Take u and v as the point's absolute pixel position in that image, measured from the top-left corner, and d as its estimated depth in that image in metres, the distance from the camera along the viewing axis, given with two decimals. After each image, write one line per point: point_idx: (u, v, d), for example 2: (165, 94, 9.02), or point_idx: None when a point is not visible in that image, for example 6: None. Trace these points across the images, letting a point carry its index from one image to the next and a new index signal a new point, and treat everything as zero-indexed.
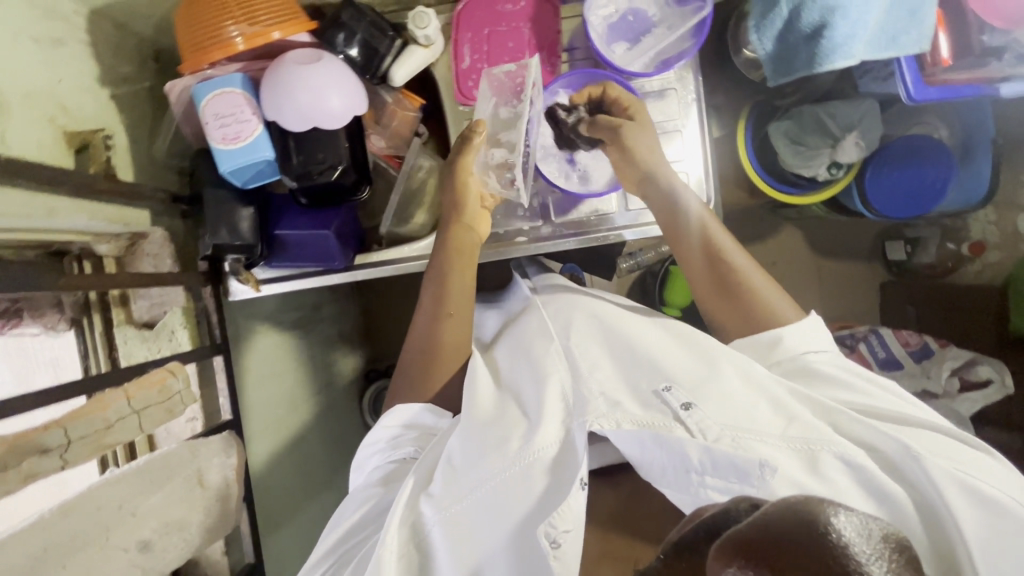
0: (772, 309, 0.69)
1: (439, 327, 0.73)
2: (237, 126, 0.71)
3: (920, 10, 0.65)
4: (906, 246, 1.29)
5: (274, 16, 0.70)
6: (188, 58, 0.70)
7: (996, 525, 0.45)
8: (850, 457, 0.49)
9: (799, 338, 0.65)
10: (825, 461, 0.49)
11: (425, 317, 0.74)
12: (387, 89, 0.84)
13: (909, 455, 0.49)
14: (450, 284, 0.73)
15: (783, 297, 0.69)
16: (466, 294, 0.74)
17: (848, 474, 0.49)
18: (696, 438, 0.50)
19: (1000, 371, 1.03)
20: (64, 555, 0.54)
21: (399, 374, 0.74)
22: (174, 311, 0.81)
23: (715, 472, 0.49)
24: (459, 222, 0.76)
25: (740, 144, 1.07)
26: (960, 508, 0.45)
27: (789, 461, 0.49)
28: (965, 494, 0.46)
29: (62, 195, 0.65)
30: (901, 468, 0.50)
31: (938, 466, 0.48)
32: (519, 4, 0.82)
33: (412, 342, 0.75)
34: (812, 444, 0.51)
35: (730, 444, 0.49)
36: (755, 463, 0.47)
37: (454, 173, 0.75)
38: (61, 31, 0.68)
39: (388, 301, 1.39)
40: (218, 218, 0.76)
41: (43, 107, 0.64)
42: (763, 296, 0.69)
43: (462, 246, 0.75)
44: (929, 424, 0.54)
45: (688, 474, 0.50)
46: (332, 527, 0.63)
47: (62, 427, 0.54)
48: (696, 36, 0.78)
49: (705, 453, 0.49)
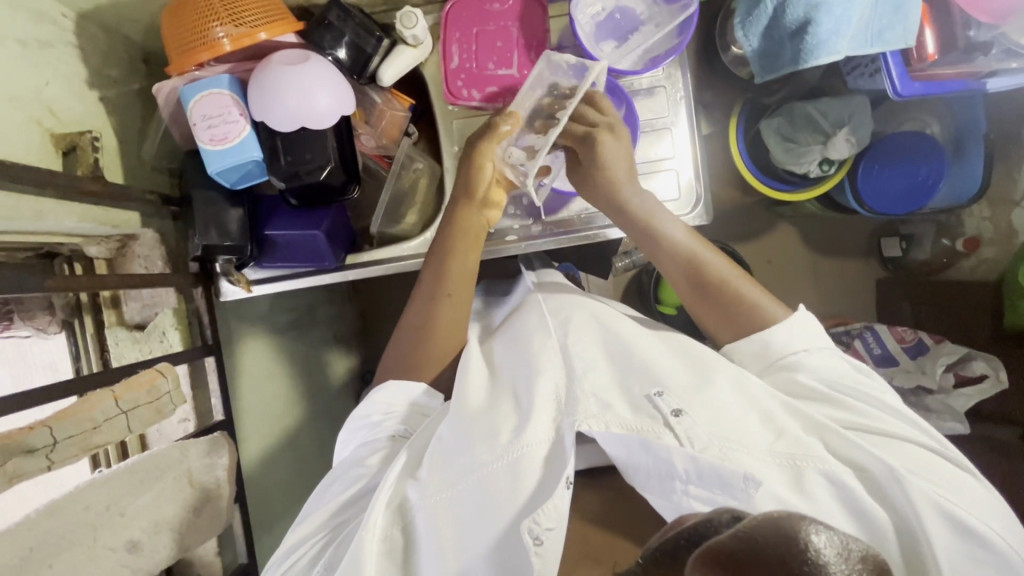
0: (756, 308, 0.67)
1: (438, 307, 0.73)
2: (225, 126, 0.71)
3: (905, 6, 0.65)
4: (901, 242, 1.28)
5: (260, 17, 0.70)
6: (175, 59, 0.71)
7: (969, 551, 0.47)
8: (835, 476, 0.50)
9: (787, 333, 0.63)
10: (809, 479, 0.50)
11: (420, 302, 0.74)
12: (376, 90, 0.84)
13: (893, 477, 0.50)
14: (448, 270, 0.73)
15: (768, 295, 0.68)
16: (467, 278, 0.74)
17: (830, 491, 0.50)
18: (683, 446, 0.50)
19: (994, 367, 1.03)
20: (50, 554, 0.55)
21: (388, 356, 0.74)
22: (165, 312, 0.82)
23: (700, 482, 0.49)
24: (470, 202, 0.75)
25: (732, 141, 1.07)
26: (936, 534, 0.47)
27: (773, 474, 0.50)
28: (942, 519, 0.48)
29: (48, 197, 0.64)
30: (883, 487, 0.51)
31: (919, 490, 0.49)
32: (507, 3, 0.82)
33: (404, 324, 0.75)
34: (798, 460, 0.52)
35: (717, 455, 0.50)
36: (740, 476, 0.48)
37: (472, 155, 0.73)
38: (48, 34, 0.68)
39: (384, 302, 1.40)
40: (207, 220, 0.76)
41: (30, 110, 0.65)
42: (745, 295, 0.67)
43: (470, 228, 0.75)
44: (917, 442, 0.54)
45: (672, 482, 0.50)
46: (317, 503, 0.63)
47: (48, 427, 0.54)
48: (683, 33, 0.77)
49: (691, 463, 0.49)
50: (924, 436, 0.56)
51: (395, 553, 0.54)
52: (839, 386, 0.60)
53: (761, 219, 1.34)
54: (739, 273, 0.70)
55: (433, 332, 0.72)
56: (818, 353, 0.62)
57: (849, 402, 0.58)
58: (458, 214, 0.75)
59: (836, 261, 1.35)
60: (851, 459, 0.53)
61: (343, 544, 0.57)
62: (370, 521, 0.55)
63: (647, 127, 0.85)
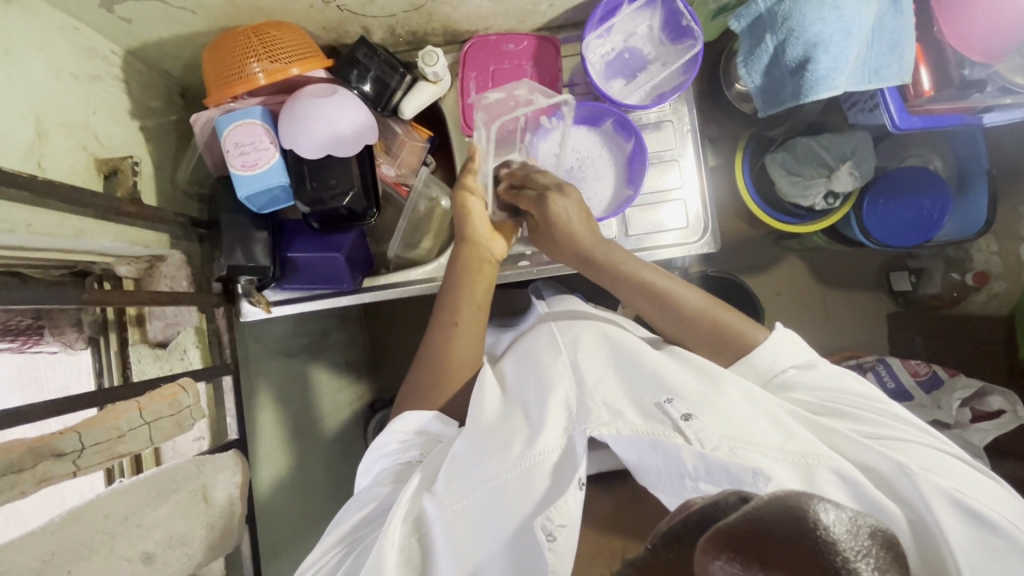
0: (734, 329, 0.70)
1: (454, 338, 0.74)
2: (256, 154, 0.75)
3: (900, 45, 0.69)
4: (911, 276, 1.28)
5: (292, 54, 0.75)
6: (213, 93, 0.76)
7: (982, 541, 0.46)
8: (847, 474, 0.50)
9: (773, 353, 0.66)
10: (820, 475, 0.50)
11: (436, 334, 0.76)
12: (397, 122, 0.89)
13: (903, 473, 0.51)
14: (460, 302, 0.75)
15: (741, 316, 0.71)
16: (478, 310, 0.76)
17: (841, 489, 0.49)
18: (692, 444, 0.51)
19: (1013, 402, 1.00)
20: (69, 560, 0.56)
21: (411, 384, 0.75)
22: (188, 331, 0.84)
23: (709, 478, 0.50)
24: (469, 239, 0.78)
25: (738, 174, 1.11)
26: (949, 524, 0.47)
27: (783, 472, 0.50)
28: (957, 512, 0.47)
29: (88, 216, 0.68)
30: (893, 485, 0.51)
31: (931, 483, 0.49)
32: (521, 44, 0.87)
33: (426, 351, 0.76)
34: (809, 458, 0.52)
35: (727, 452, 0.50)
36: (748, 472, 0.48)
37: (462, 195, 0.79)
38: (99, 68, 0.74)
39: (395, 329, 1.43)
40: (233, 241, 0.80)
41: (78, 136, 0.69)
42: (714, 315, 0.71)
43: (473, 262, 0.77)
44: (927, 444, 0.55)
45: (682, 479, 0.51)
46: (338, 522, 0.64)
47: (77, 433, 0.56)
48: (689, 72, 0.81)
49: (701, 460, 0.50)
50: (928, 437, 0.56)
51: (414, 564, 0.54)
52: (834, 399, 0.62)
53: (768, 252, 1.36)
54: (721, 306, 0.72)
55: (451, 353, 0.74)
56: (809, 367, 0.65)
57: (849, 411, 0.60)
58: (460, 250, 0.78)
59: (843, 294, 1.36)
60: (862, 461, 0.54)
61: (361, 555, 0.57)
62: (389, 531, 0.55)
63: (655, 158, 0.88)
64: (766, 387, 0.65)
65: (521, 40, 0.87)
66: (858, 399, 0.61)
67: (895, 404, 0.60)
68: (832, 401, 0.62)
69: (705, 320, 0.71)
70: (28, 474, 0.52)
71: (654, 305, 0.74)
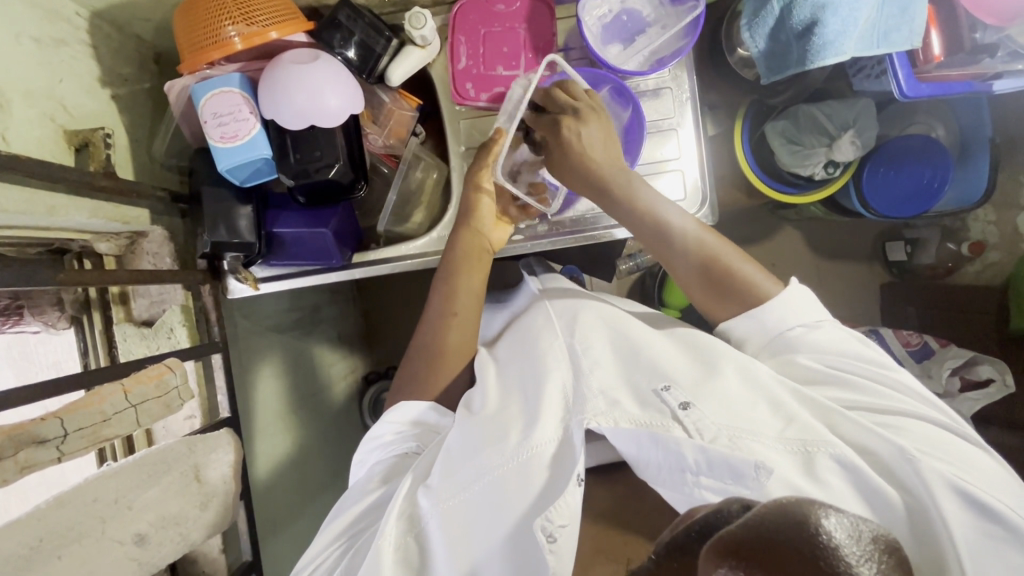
0: (757, 283, 0.68)
1: (445, 326, 0.73)
2: (235, 125, 0.72)
3: (911, 7, 0.66)
4: (906, 246, 1.26)
5: (269, 16, 0.71)
6: (187, 59, 0.72)
7: (981, 529, 0.46)
8: (847, 462, 0.49)
9: (783, 312, 0.64)
10: (821, 463, 0.49)
11: (430, 321, 0.74)
12: (383, 89, 0.85)
13: (904, 458, 0.49)
14: (456, 289, 0.74)
15: (758, 267, 0.69)
16: (475, 298, 0.75)
17: (843, 477, 0.49)
18: (692, 438, 0.50)
19: (1001, 371, 1.01)
20: (58, 546, 0.55)
21: (402, 374, 0.74)
22: (173, 309, 0.80)
23: (711, 473, 0.48)
24: (471, 227, 0.77)
25: (737, 143, 1.08)
26: (950, 510, 0.46)
27: (785, 464, 0.49)
28: (957, 497, 0.46)
29: (59, 190, 0.65)
30: (896, 471, 0.50)
31: (933, 469, 0.48)
32: (513, 6, 0.82)
33: (417, 336, 0.75)
34: (809, 446, 0.51)
35: (727, 444, 0.49)
36: (750, 465, 0.46)
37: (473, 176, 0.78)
38: (64, 32, 0.69)
39: (388, 303, 1.41)
40: (216, 216, 0.77)
41: (44, 106, 0.65)
42: (731, 268, 0.68)
43: (470, 250, 0.76)
44: (931, 420, 0.54)
45: (683, 473, 0.49)
46: (333, 517, 0.63)
47: (59, 419, 0.54)
48: (690, 34, 0.78)
49: (702, 454, 0.49)
50: (929, 408, 0.56)
51: (410, 562, 0.53)
52: (841, 363, 0.60)
53: (766, 223, 1.34)
54: (733, 251, 0.70)
55: (444, 348, 0.72)
56: (819, 328, 0.63)
57: (857, 381, 0.58)
58: (459, 236, 0.77)
59: (840, 264, 1.35)
60: (862, 443, 0.52)
61: (358, 555, 0.56)
62: (385, 531, 0.55)
63: (653, 127, 0.85)
64: (769, 346, 0.65)
65: (513, 1, 0.82)
66: (867, 364, 0.60)
67: (904, 372, 0.59)
68: (838, 366, 0.60)
69: (725, 271, 0.69)
70: (10, 462, 0.50)
71: (658, 240, 0.72)
